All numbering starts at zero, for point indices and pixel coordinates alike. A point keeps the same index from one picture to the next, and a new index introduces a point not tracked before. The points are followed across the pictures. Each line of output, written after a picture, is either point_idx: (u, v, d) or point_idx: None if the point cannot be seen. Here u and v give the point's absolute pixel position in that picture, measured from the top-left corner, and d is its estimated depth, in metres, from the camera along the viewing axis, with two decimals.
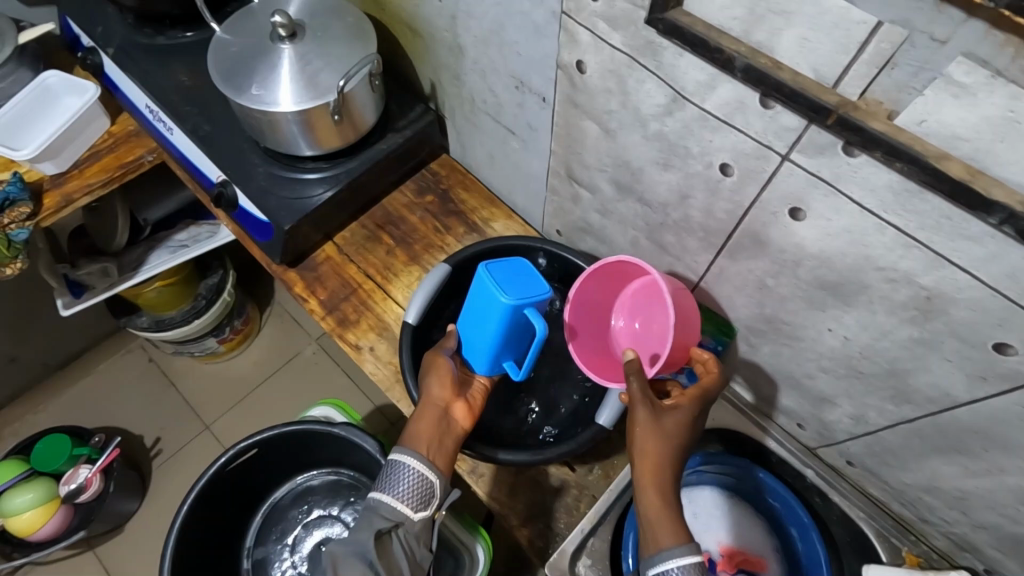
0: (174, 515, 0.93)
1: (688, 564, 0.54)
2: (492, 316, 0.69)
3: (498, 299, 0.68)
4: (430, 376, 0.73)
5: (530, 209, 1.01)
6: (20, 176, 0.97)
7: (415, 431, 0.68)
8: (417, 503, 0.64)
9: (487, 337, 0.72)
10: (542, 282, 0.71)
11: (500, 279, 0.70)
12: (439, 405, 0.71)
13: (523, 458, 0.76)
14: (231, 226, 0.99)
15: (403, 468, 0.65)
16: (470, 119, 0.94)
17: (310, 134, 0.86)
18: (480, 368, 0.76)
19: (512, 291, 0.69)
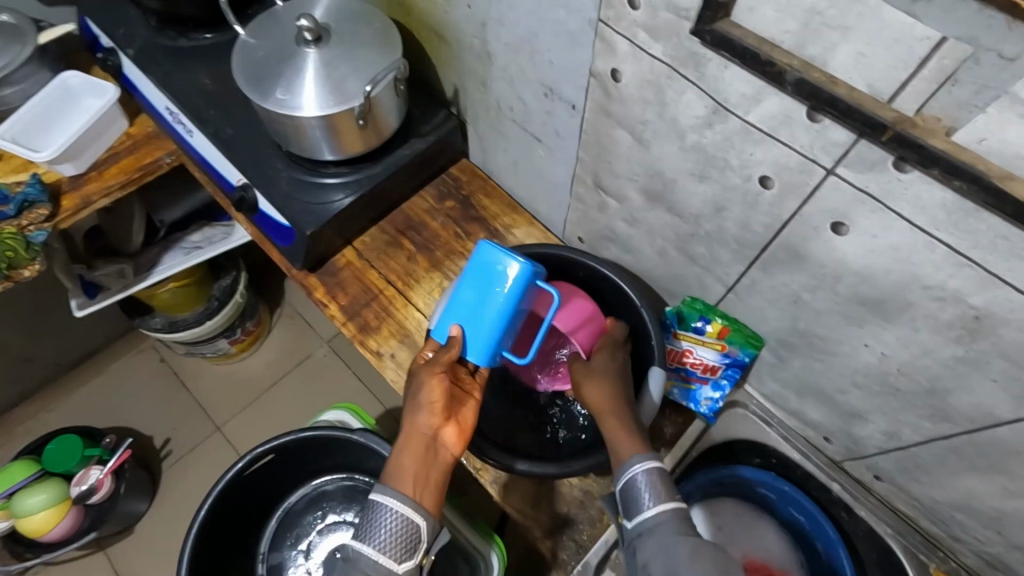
0: (190, 523, 0.92)
1: (649, 466, 0.62)
2: (510, 282, 0.70)
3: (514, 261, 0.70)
4: (418, 400, 0.69)
5: (552, 216, 1.00)
6: (39, 178, 0.96)
7: (401, 464, 0.67)
8: (400, 553, 0.62)
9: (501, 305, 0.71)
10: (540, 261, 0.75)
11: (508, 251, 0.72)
12: (426, 435, 0.68)
13: (550, 471, 0.74)
14: (249, 229, 0.98)
15: (384, 512, 0.63)
16: (494, 125, 0.93)
17: (334, 139, 0.85)
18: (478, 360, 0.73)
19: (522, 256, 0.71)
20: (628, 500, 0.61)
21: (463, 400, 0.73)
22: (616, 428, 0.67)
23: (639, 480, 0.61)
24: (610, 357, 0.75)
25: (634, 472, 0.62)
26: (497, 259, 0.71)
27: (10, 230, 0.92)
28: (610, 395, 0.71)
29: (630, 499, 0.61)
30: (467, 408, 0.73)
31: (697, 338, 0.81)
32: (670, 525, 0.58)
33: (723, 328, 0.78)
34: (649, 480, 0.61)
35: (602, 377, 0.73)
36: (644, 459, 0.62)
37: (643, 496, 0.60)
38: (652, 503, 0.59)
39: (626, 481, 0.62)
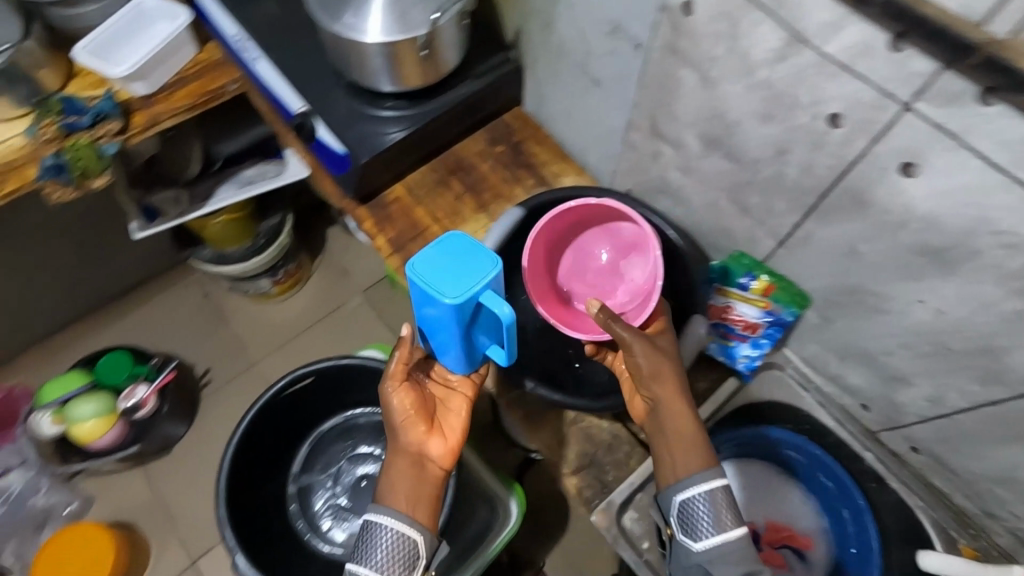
0: (233, 431, 0.98)
1: (714, 488, 0.63)
2: (443, 316, 0.60)
3: (442, 303, 0.58)
4: (398, 418, 0.70)
5: (601, 166, 1.00)
6: (113, 94, 1.01)
7: (392, 484, 0.68)
8: (399, 568, 0.65)
9: (447, 330, 0.62)
10: (490, 258, 0.59)
11: (435, 278, 0.58)
12: (412, 449, 0.70)
13: (587, 404, 0.77)
14: (306, 158, 1.00)
15: (380, 533, 0.65)
16: (553, 70, 0.93)
17: (395, 70, 0.88)
18: (456, 365, 0.71)
19: (454, 290, 0.58)
20: (687, 518, 0.64)
21: (446, 408, 0.74)
22: (683, 414, 0.67)
23: (701, 503, 0.63)
24: (670, 340, 0.73)
25: (694, 492, 0.63)
26: (429, 297, 0.58)
27: (86, 140, 0.98)
28: (675, 382, 0.68)
29: (689, 519, 0.63)
30: (451, 415, 0.74)
31: (740, 295, 0.81)
32: (733, 553, 0.61)
33: (769, 284, 0.78)
34: (714, 503, 0.62)
35: (670, 361, 0.69)
36: (711, 477, 0.63)
37: (705, 521, 0.62)
38: (711, 533, 0.62)
39: (689, 500, 0.63)
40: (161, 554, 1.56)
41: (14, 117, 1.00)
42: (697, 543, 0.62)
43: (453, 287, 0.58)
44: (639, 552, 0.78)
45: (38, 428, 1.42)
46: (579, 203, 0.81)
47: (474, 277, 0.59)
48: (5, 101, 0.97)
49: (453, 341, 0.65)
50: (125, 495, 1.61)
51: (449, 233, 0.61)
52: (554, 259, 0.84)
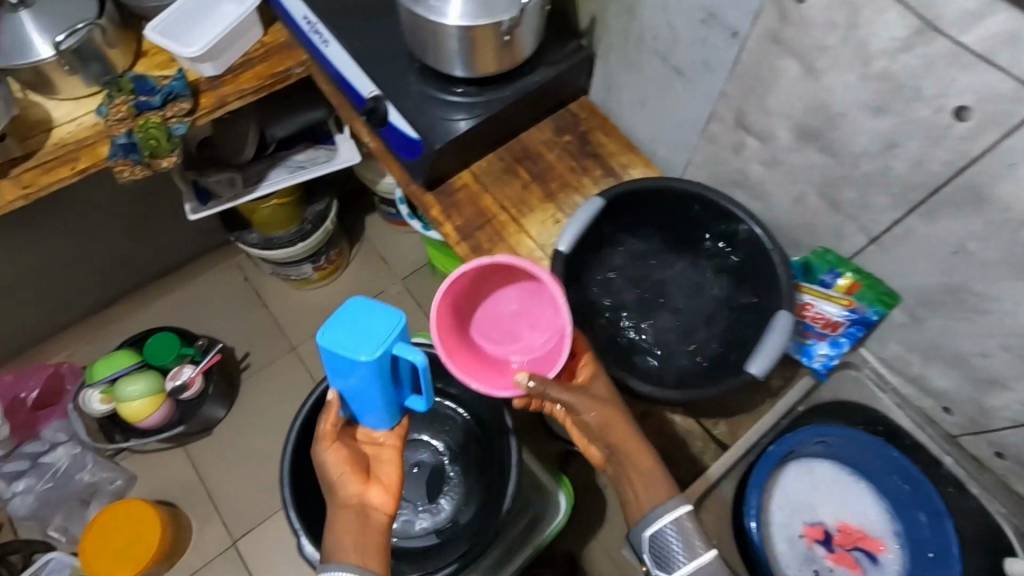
0: (296, 414, 0.99)
1: (679, 516, 0.63)
2: (363, 375, 0.63)
3: (359, 361, 0.61)
4: (334, 474, 0.70)
5: (671, 158, 0.99)
6: (183, 74, 1.01)
7: (339, 541, 0.67)
8: None
9: (370, 390, 0.65)
10: (395, 313, 0.63)
11: (350, 339, 0.61)
12: (353, 502, 0.70)
13: (676, 399, 0.71)
14: (374, 144, 1.00)
15: None
16: (629, 59, 0.92)
17: (468, 55, 0.87)
18: (382, 420, 0.72)
19: (370, 347, 0.61)
20: (659, 551, 0.64)
21: (380, 459, 0.74)
22: (637, 448, 0.67)
23: (669, 532, 0.63)
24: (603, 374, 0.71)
25: (662, 525, 0.63)
26: (345, 359, 0.61)
27: (156, 120, 0.98)
28: (620, 419, 0.68)
29: (663, 554, 0.63)
30: (386, 464, 0.74)
31: (822, 292, 0.79)
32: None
33: (854, 283, 0.76)
34: (681, 532, 0.63)
35: (610, 399, 0.69)
36: (675, 507, 0.63)
37: (676, 551, 0.62)
38: (684, 562, 0.62)
39: (659, 534, 0.63)
40: (203, 533, 1.58)
41: (83, 96, 1.01)
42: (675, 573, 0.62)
43: (368, 344, 0.61)
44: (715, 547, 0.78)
45: (88, 405, 1.43)
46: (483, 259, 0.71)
47: (383, 334, 0.62)
48: (78, 80, 0.98)
49: (374, 398, 0.68)
50: (167, 474, 1.63)
51: (351, 297, 0.64)
52: (463, 313, 0.75)
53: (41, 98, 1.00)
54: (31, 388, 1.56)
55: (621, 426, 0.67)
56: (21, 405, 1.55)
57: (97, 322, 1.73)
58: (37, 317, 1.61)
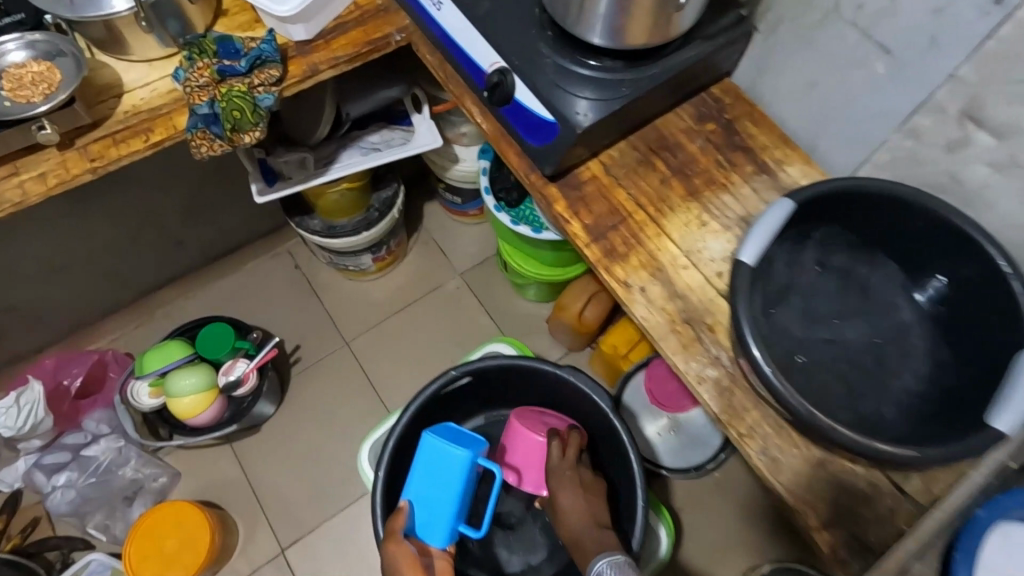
0: (388, 433, 0.87)
1: (610, 561, 0.70)
2: (453, 472, 0.81)
3: (455, 453, 0.81)
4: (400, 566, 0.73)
5: (837, 155, 0.84)
6: (273, 37, 0.88)
7: None
8: None
9: (449, 494, 0.80)
10: (479, 437, 0.86)
11: (448, 440, 0.83)
12: None
13: (901, 454, 0.58)
14: (489, 125, 0.88)
15: None
16: (809, 32, 0.77)
17: (621, 20, 0.72)
18: (440, 538, 0.80)
19: (463, 446, 0.82)
20: None
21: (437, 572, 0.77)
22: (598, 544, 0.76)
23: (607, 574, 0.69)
24: (571, 482, 0.84)
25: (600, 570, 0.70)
26: (444, 451, 0.82)
27: (241, 88, 0.85)
28: (581, 520, 0.80)
29: None
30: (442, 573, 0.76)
31: None
32: None
33: None
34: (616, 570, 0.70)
35: (573, 507, 0.81)
36: (604, 555, 0.71)
37: None
38: None
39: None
40: (251, 538, 1.48)
41: (158, 58, 0.88)
42: None
43: (462, 444, 0.83)
44: None
45: (137, 399, 1.34)
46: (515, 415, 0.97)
47: (471, 443, 0.85)
48: (154, 39, 0.85)
49: (448, 513, 0.80)
50: (213, 473, 1.52)
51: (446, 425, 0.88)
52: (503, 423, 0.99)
53: (110, 59, 0.88)
54: (74, 375, 1.46)
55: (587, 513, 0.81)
56: (64, 393, 1.44)
57: (143, 306, 1.62)
58: (83, 299, 1.50)
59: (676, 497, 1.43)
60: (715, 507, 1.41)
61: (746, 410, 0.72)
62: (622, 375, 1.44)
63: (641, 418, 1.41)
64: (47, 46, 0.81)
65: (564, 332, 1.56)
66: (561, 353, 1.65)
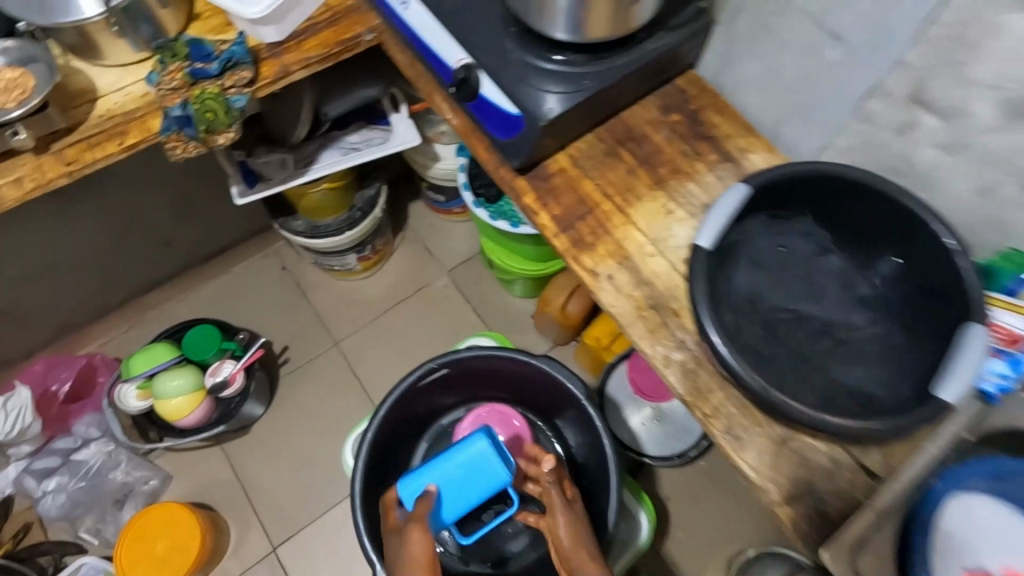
0: (367, 424, 0.89)
1: None
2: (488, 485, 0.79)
3: (502, 472, 0.79)
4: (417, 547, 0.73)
5: (799, 143, 0.86)
6: (244, 39, 0.89)
7: None
8: None
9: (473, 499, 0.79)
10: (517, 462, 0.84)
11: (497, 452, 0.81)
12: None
13: (851, 427, 0.60)
14: (458, 121, 0.89)
15: None
16: (766, 22, 0.79)
17: (582, 14, 0.74)
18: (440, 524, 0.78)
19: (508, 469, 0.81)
20: None
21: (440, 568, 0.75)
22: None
23: None
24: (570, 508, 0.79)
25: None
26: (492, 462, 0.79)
27: (213, 90, 0.86)
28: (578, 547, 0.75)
29: None
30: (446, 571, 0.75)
31: (1007, 303, 0.67)
32: None
33: None
34: None
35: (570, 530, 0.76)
36: None
37: None
38: None
39: None
40: (242, 538, 1.49)
41: (132, 62, 0.90)
42: None
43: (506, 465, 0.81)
44: None
45: (124, 401, 1.34)
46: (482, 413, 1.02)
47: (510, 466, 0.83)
48: (126, 43, 0.87)
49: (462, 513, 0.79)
50: (204, 474, 1.54)
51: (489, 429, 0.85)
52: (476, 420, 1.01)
53: (84, 64, 0.89)
54: (63, 380, 1.47)
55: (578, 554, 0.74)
56: (53, 398, 1.46)
57: (131, 310, 1.63)
58: (70, 304, 1.51)
59: (663, 486, 1.44)
60: (701, 495, 1.43)
61: (711, 391, 0.73)
62: (605, 367, 1.46)
63: (625, 409, 1.43)
64: (21, 53, 0.83)
65: (548, 326, 1.57)
66: (547, 347, 1.67)
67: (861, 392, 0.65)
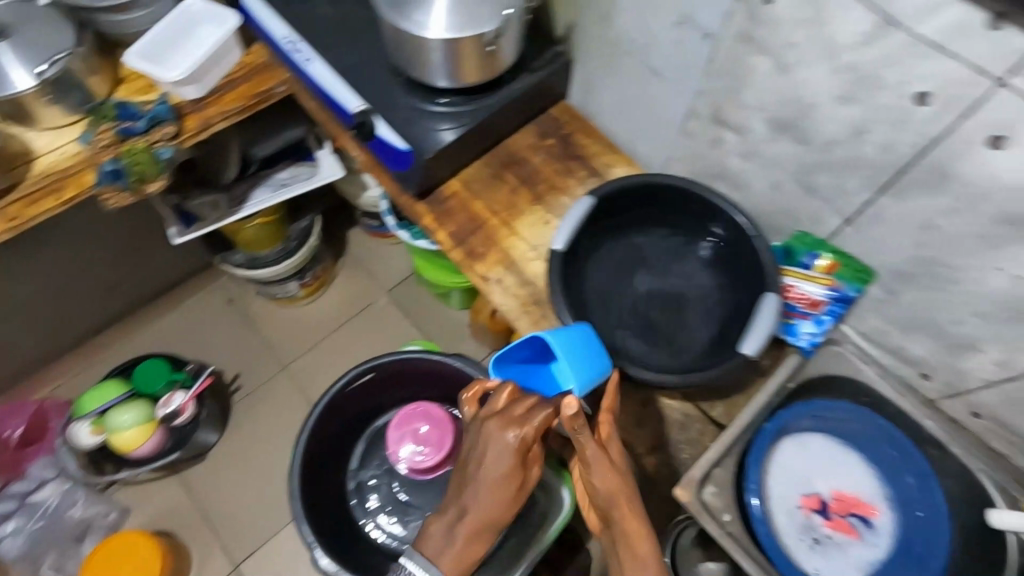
0: (301, 427, 0.99)
1: None
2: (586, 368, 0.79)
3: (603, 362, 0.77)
4: (503, 452, 0.72)
5: (652, 156, 1.03)
6: (166, 99, 1.01)
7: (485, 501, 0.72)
8: None
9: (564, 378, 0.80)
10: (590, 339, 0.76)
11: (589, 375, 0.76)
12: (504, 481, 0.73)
13: (674, 381, 0.77)
14: (363, 157, 1.03)
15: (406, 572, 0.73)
16: (607, 61, 0.96)
17: (455, 66, 0.89)
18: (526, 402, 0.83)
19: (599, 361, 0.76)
20: None
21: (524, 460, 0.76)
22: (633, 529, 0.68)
23: None
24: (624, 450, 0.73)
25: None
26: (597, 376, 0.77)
27: (141, 145, 0.98)
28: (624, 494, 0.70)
29: None
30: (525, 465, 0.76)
31: (803, 274, 0.84)
32: None
33: (833, 263, 0.82)
34: None
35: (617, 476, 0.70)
36: None
37: None
38: None
39: None
40: (203, 559, 1.56)
41: (63, 125, 1.00)
42: None
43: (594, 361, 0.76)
44: (721, 524, 0.81)
45: (76, 438, 1.40)
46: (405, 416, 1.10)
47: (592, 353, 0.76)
48: (57, 109, 0.97)
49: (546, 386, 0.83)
50: (162, 504, 1.60)
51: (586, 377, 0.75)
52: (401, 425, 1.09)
53: (19, 129, 0.99)
54: (16, 425, 1.52)
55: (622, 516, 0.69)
56: (6, 444, 1.51)
57: (81, 353, 1.69)
58: (19, 352, 1.57)
59: None
60: None
61: None
62: None
63: None
64: None
65: (483, 333, 1.71)
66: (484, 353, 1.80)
67: (692, 355, 0.81)
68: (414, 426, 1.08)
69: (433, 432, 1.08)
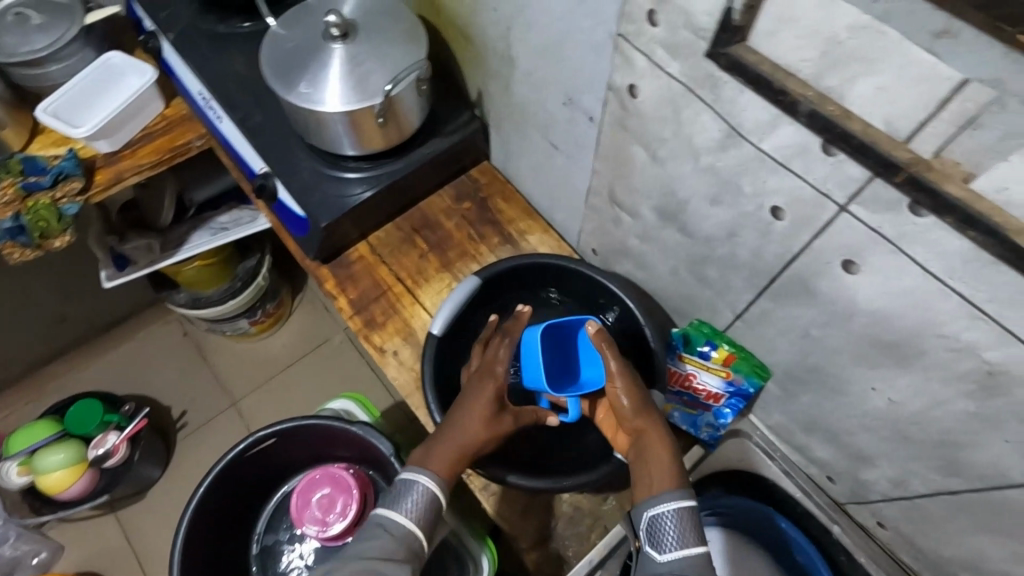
0: (190, 497, 0.96)
1: (682, 508, 0.57)
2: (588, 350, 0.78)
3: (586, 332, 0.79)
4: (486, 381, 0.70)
5: (567, 224, 0.99)
6: (76, 153, 1.00)
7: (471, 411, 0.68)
8: (422, 518, 0.62)
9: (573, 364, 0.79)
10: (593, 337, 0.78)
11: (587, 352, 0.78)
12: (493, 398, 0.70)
13: (540, 485, 0.73)
14: (269, 216, 1.00)
15: (412, 484, 0.63)
16: (515, 129, 0.93)
17: (355, 134, 0.86)
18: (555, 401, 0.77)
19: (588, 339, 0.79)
20: (651, 534, 0.57)
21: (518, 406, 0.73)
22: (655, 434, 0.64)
23: (665, 518, 0.56)
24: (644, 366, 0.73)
25: (662, 511, 0.57)
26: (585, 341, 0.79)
27: (45, 201, 0.96)
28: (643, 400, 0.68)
29: (653, 536, 0.57)
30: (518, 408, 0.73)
31: (702, 363, 0.80)
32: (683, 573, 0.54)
33: (729, 355, 0.76)
34: (678, 519, 0.56)
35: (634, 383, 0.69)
36: (677, 497, 0.57)
37: (668, 538, 0.56)
38: (674, 548, 0.55)
39: (650, 517, 0.58)
40: None
41: None
42: (654, 563, 0.56)
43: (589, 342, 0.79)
44: None
45: (6, 477, 1.39)
46: (307, 480, 1.05)
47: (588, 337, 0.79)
48: None
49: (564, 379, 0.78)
50: (98, 542, 1.58)
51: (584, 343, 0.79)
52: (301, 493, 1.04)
53: None
54: None
55: (642, 424, 0.66)
56: None
57: (30, 384, 1.70)
58: None
59: None
60: None
61: None
62: None
63: None
64: None
65: None
66: None
67: None
68: (313, 489, 1.04)
69: (330, 486, 1.04)
